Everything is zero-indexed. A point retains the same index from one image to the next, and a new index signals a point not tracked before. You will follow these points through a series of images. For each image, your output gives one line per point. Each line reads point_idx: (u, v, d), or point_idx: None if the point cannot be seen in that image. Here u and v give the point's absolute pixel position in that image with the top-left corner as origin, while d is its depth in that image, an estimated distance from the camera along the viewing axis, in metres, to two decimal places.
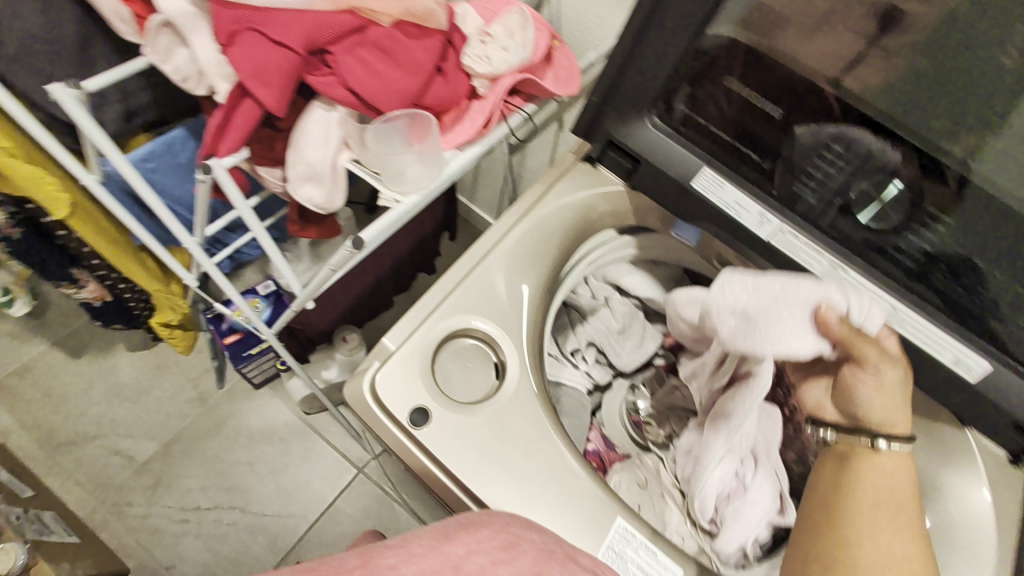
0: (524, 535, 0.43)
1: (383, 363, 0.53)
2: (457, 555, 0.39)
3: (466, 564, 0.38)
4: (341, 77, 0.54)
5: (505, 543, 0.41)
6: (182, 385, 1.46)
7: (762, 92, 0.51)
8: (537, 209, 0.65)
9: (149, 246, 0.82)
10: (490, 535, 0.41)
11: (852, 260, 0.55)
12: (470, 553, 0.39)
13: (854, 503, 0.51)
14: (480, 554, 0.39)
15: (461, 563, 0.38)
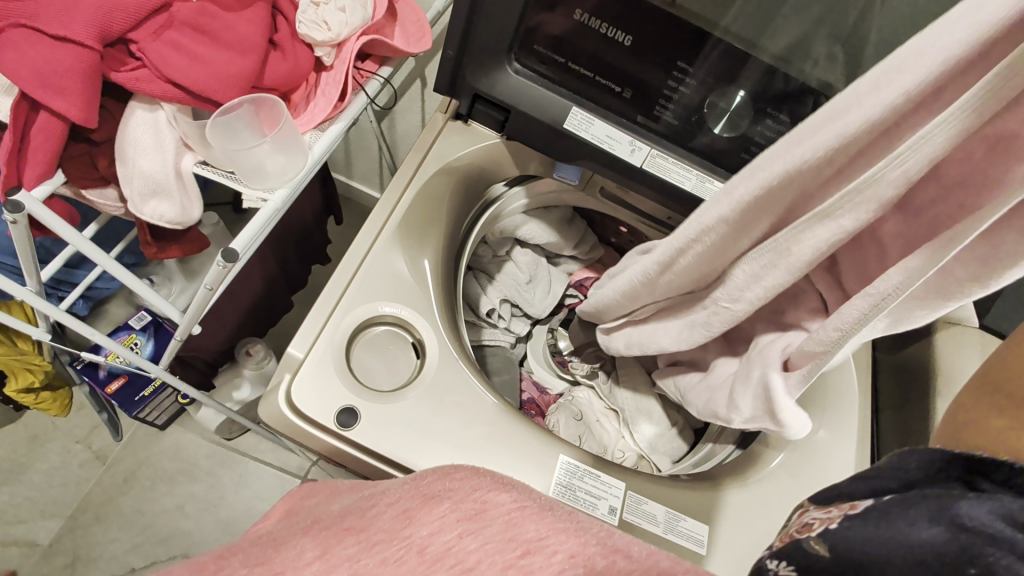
0: (493, 497, 0.35)
1: (294, 375, 0.50)
2: (421, 536, 0.32)
3: (432, 546, 0.32)
4: (156, 69, 0.46)
5: (472, 508, 0.34)
6: (71, 449, 1.29)
7: (610, 21, 0.51)
8: (418, 179, 0.62)
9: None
10: (454, 505, 0.34)
11: (716, 170, 0.60)
12: (431, 531, 0.32)
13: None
14: (445, 531, 0.32)
15: (425, 542, 0.32)
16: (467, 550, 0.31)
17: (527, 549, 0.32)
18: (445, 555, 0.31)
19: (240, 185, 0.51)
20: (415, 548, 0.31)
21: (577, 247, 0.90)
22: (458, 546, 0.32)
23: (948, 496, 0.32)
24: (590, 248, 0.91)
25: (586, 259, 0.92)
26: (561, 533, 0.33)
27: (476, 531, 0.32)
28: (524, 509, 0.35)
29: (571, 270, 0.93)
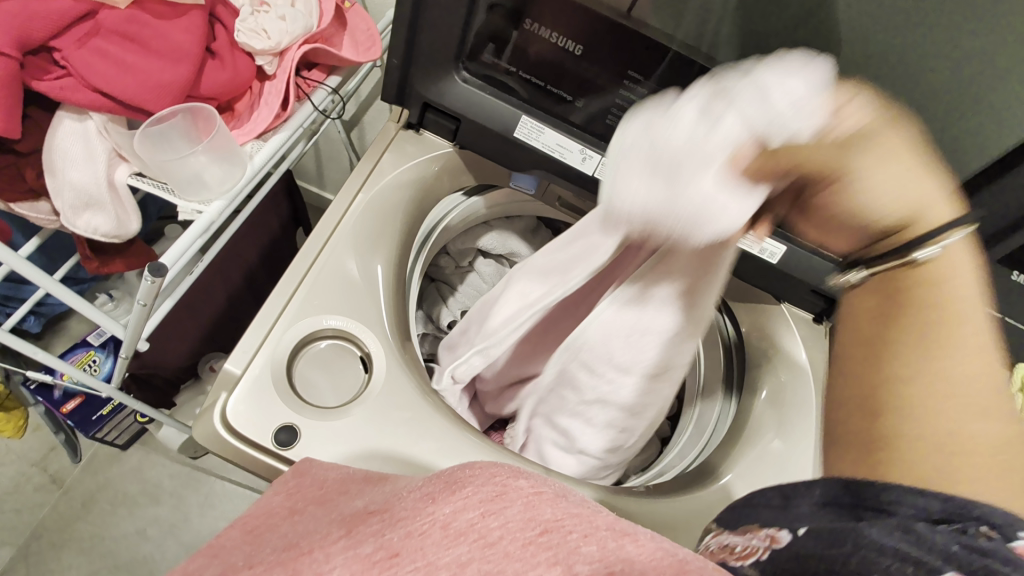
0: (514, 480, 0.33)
1: (231, 393, 0.48)
2: (444, 513, 0.31)
3: (455, 523, 0.30)
4: (82, 78, 0.45)
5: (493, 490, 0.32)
6: (26, 472, 1.24)
7: (558, 28, 0.50)
8: (367, 190, 0.61)
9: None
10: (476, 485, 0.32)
11: None
12: (454, 509, 0.31)
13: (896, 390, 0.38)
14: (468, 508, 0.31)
15: (448, 520, 0.30)
16: (489, 528, 0.30)
17: (546, 527, 0.30)
18: (468, 530, 0.30)
19: (171, 197, 0.50)
20: (437, 523, 0.30)
21: None
22: (481, 524, 0.30)
23: (849, 526, 0.31)
24: None
25: None
26: (575, 516, 0.31)
27: (498, 511, 0.30)
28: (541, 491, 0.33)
29: None
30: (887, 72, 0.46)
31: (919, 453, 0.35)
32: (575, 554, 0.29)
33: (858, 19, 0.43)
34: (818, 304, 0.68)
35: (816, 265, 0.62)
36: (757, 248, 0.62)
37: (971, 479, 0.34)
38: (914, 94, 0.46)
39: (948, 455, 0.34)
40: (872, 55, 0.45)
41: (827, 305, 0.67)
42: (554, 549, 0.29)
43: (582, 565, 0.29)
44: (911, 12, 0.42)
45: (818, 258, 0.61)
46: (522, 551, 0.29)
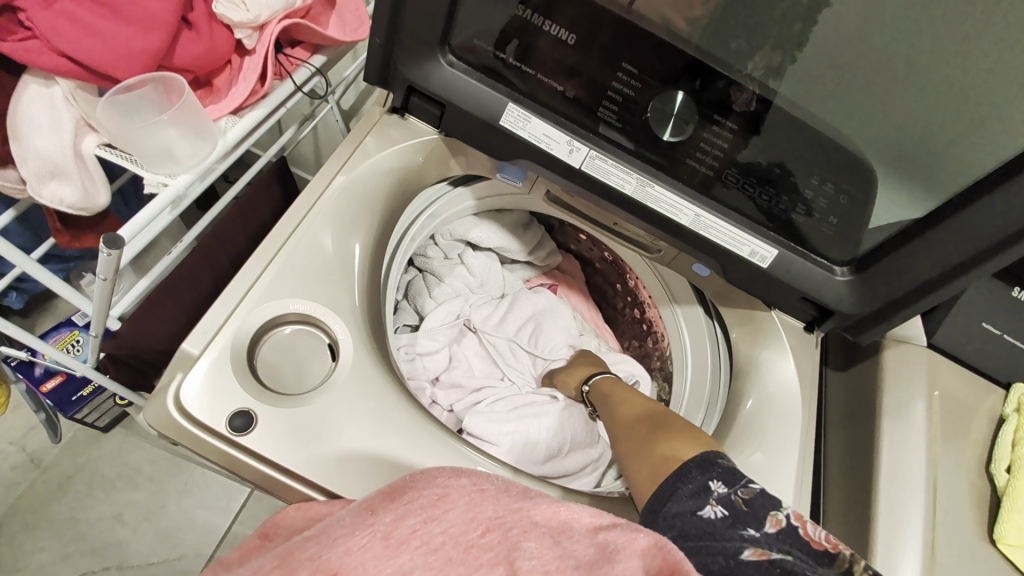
0: (454, 483, 0.36)
1: (186, 374, 0.47)
2: (385, 523, 0.33)
3: (397, 531, 0.33)
4: (47, 41, 0.43)
5: (435, 495, 0.35)
6: (4, 450, 1.23)
7: (550, 16, 0.49)
8: (346, 172, 0.59)
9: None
10: (419, 493, 0.35)
11: (656, 174, 0.58)
12: (396, 518, 0.33)
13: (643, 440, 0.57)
14: (410, 516, 0.33)
15: (390, 529, 0.33)
16: (431, 533, 0.33)
17: (487, 527, 0.33)
18: (410, 537, 0.32)
19: (138, 170, 0.48)
20: (379, 534, 0.32)
21: (532, 254, 0.90)
22: (423, 529, 0.33)
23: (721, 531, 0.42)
24: (546, 255, 0.92)
25: (542, 266, 0.93)
26: (515, 512, 0.35)
27: (439, 516, 0.33)
28: (485, 490, 0.36)
29: (527, 276, 0.94)
30: (889, 73, 0.44)
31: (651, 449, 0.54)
32: (516, 551, 0.32)
33: (860, 15, 0.42)
34: (808, 313, 0.66)
35: (808, 272, 0.60)
36: (747, 250, 0.60)
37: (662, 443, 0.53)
38: (913, 94, 0.44)
39: (653, 449, 0.54)
40: (875, 54, 0.43)
41: (817, 315, 0.65)
42: (496, 549, 0.32)
43: (523, 561, 0.32)
44: (913, 5, 0.40)
45: (810, 264, 0.59)
46: (464, 555, 0.32)
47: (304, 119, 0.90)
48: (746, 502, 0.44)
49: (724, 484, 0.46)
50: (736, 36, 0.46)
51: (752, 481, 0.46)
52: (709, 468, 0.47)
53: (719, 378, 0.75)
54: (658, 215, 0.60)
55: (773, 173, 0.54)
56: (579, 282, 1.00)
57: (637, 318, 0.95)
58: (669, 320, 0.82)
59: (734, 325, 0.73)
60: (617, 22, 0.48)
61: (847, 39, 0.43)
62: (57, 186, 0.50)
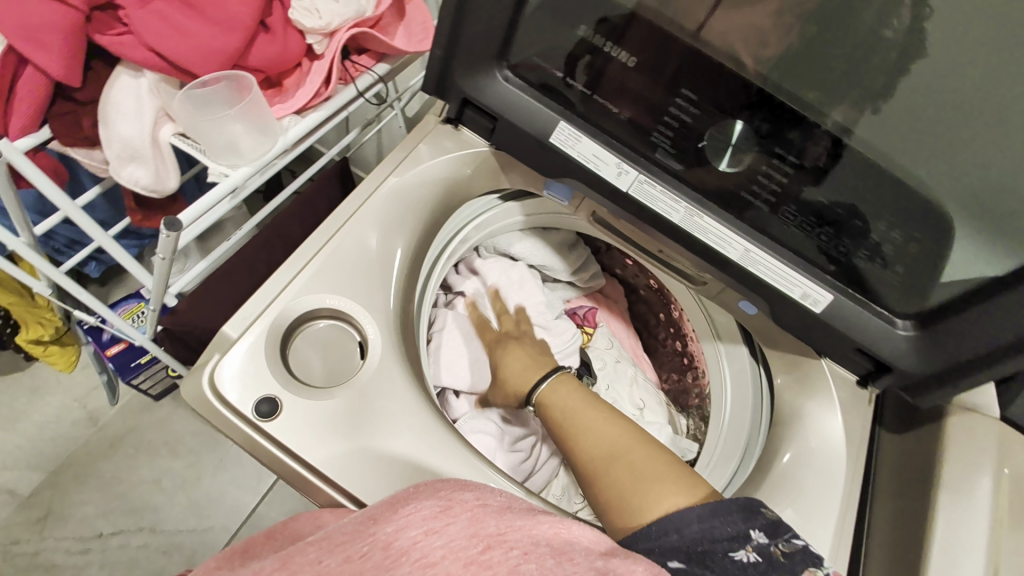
0: (457, 497, 0.40)
1: (223, 355, 0.49)
2: (387, 532, 0.36)
3: (398, 540, 0.35)
4: (137, 37, 0.47)
5: (437, 509, 0.38)
6: (67, 405, 1.33)
7: (614, 40, 0.48)
8: (396, 175, 0.61)
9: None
10: (420, 506, 0.38)
11: (706, 204, 0.56)
12: (397, 529, 0.36)
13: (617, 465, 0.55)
14: (412, 527, 0.36)
15: (392, 539, 0.35)
16: (431, 547, 0.35)
17: (487, 546, 0.35)
18: (410, 548, 0.35)
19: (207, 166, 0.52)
20: (380, 543, 0.35)
21: (575, 274, 0.90)
22: (423, 541, 0.35)
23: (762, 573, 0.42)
24: (590, 277, 0.92)
25: (585, 287, 0.93)
26: (517, 532, 0.37)
27: (440, 529, 0.36)
28: (486, 507, 0.39)
29: (568, 297, 0.94)
30: (980, 119, 0.39)
31: (625, 491, 0.52)
32: (514, 571, 0.34)
33: (951, 58, 0.38)
34: (863, 366, 0.61)
35: (866, 322, 0.56)
36: (798, 292, 0.57)
37: (653, 493, 0.50)
38: (1007, 144, 0.40)
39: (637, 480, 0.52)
40: (971, 100, 0.39)
41: (873, 369, 0.60)
42: (496, 566, 0.34)
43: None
44: (1007, 47, 0.36)
45: (868, 314, 0.55)
46: (463, 570, 0.33)
47: (368, 123, 0.94)
48: (784, 554, 0.44)
49: (765, 534, 0.45)
50: (799, 79, 0.44)
51: (796, 538, 0.45)
52: (752, 516, 0.46)
53: (757, 429, 0.71)
54: (705, 246, 0.58)
55: (839, 211, 0.50)
56: (621, 306, 0.98)
57: (679, 351, 0.91)
58: (710, 357, 0.79)
59: (778, 369, 0.69)
60: (683, 51, 0.46)
61: (936, 84, 0.39)
62: (133, 168, 0.54)
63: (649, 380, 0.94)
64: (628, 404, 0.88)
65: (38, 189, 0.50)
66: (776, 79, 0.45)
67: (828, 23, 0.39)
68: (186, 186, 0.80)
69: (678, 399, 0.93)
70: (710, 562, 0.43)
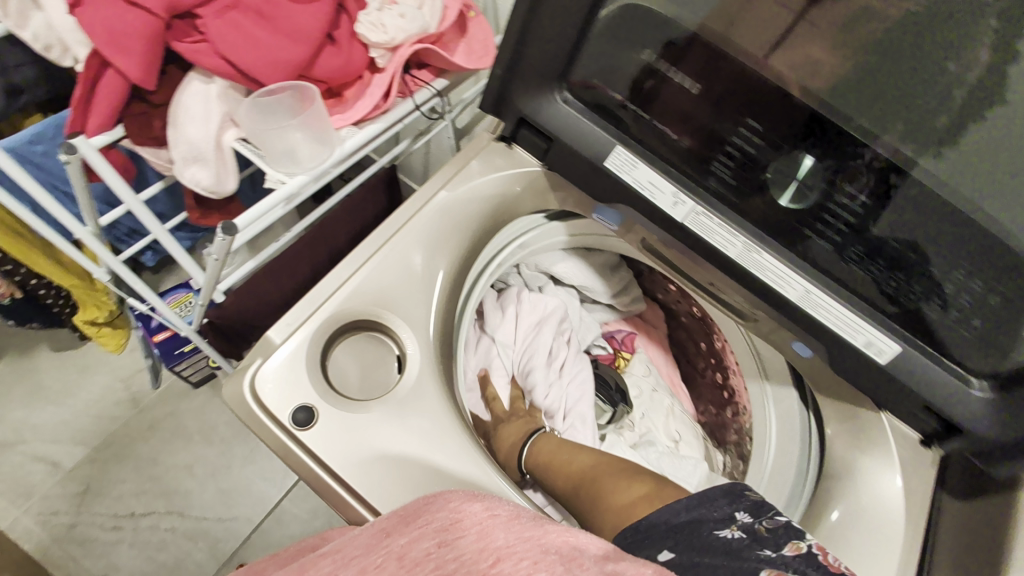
0: (467, 508, 0.37)
1: (265, 360, 0.49)
2: (401, 544, 0.35)
3: (410, 553, 0.34)
4: (211, 45, 0.49)
5: (448, 519, 0.36)
6: (113, 386, 1.39)
7: (679, 65, 0.47)
8: (445, 190, 0.60)
9: (32, 225, 0.76)
10: (434, 515, 0.37)
11: (766, 241, 0.53)
12: (410, 541, 0.35)
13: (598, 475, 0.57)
14: (424, 539, 0.35)
15: (405, 552, 0.35)
16: (442, 558, 0.33)
17: (496, 558, 0.32)
18: (423, 559, 0.33)
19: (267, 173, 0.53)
20: (394, 555, 0.35)
21: (615, 297, 0.88)
22: (436, 554, 0.34)
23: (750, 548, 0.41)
24: (630, 301, 0.90)
25: (624, 311, 0.91)
26: (527, 542, 0.34)
27: (452, 541, 0.34)
28: (496, 517, 0.37)
29: (606, 319, 0.92)
30: None
31: (604, 487, 0.55)
32: None
33: None
34: (931, 423, 0.57)
35: (936, 378, 0.51)
36: (861, 340, 0.53)
37: (628, 482, 0.53)
38: None
39: (615, 480, 0.55)
40: None
41: (944, 427, 0.56)
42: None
43: None
44: None
45: (939, 369, 0.51)
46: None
47: (419, 134, 0.95)
48: (769, 530, 0.43)
49: (750, 514, 0.44)
50: (875, 115, 0.41)
51: (780, 514, 0.45)
52: (737, 500, 0.46)
53: (805, 480, 0.67)
54: (763, 284, 0.55)
55: (913, 256, 0.47)
56: (661, 332, 0.95)
57: (719, 383, 0.87)
58: (755, 397, 0.75)
59: (831, 418, 0.65)
60: (752, 78, 0.45)
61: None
62: (195, 169, 0.55)
63: (686, 412, 0.90)
64: (663, 435, 0.85)
65: (107, 185, 0.53)
66: (853, 113, 0.42)
67: (907, 56, 0.37)
68: (242, 186, 0.82)
69: (714, 433, 0.89)
70: (696, 542, 0.42)
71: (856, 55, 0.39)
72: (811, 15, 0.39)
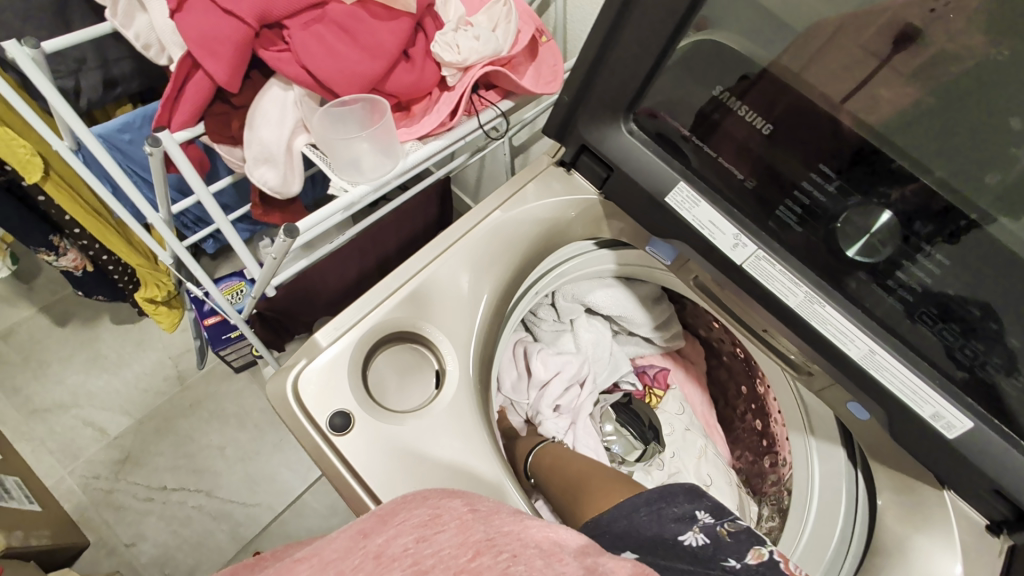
0: (446, 504, 0.36)
1: (309, 361, 0.50)
2: (376, 544, 0.32)
3: (387, 551, 0.32)
4: (294, 56, 0.51)
5: (426, 516, 0.35)
6: (163, 361, 1.46)
7: (752, 105, 0.45)
8: (499, 210, 0.60)
9: (111, 207, 0.81)
10: (412, 512, 0.35)
11: (830, 293, 0.50)
12: (387, 539, 0.33)
13: (590, 477, 0.58)
14: (403, 536, 0.32)
15: (382, 551, 0.32)
16: (421, 554, 0.31)
17: (475, 552, 0.30)
18: (401, 555, 0.30)
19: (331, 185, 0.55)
20: (370, 555, 0.31)
21: (655, 330, 0.85)
22: (414, 549, 0.31)
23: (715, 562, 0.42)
24: (670, 336, 0.87)
25: (663, 346, 0.88)
26: (506, 535, 0.32)
27: (431, 537, 0.32)
28: (476, 511, 0.35)
29: (641, 353, 0.89)
30: None
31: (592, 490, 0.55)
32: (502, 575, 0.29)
33: None
34: (1003, 511, 0.51)
35: (1013, 466, 0.46)
36: (928, 411, 0.49)
37: (613, 491, 0.53)
38: None
39: (601, 487, 0.55)
40: None
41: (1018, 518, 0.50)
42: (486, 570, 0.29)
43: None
44: None
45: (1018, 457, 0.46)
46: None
47: (477, 148, 0.95)
48: (729, 535, 0.45)
49: (712, 516, 0.46)
50: (958, 172, 0.38)
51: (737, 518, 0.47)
52: (696, 499, 0.47)
53: (848, 549, 0.62)
54: (822, 336, 0.52)
55: (994, 326, 0.42)
56: (700, 370, 0.92)
57: (758, 431, 0.83)
58: (798, 449, 0.71)
59: (885, 488, 0.61)
60: (828, 125, 0.42)
61: None
62: (265, 170, 0.58)
63: (720, 455, 0.86)
64: (694, 478, 0.82)
65: (183, 177, 0.56)
66: (928, 161, 0.39)
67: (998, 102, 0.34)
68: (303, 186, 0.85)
69: (750, 482, 0.85)
70: (663, 550, 0.43)
71: (948, 111, 0.36)
72: (895, 62, 0.37)
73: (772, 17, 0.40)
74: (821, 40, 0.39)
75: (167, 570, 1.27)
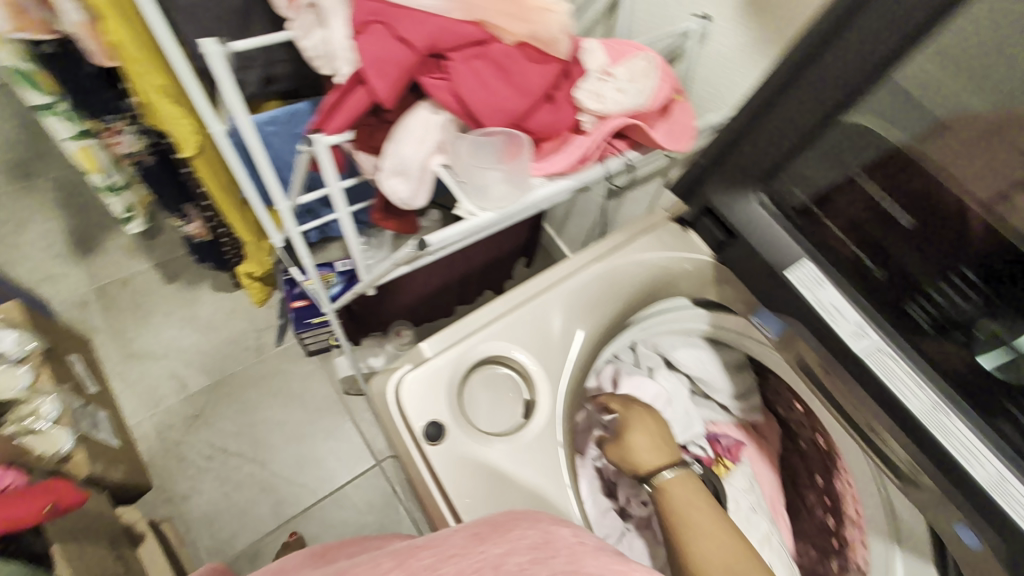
0: (556, 533, 0.37)
1: (413, 366, 0.53)
2: (493, 553, 0.34)
3: (504, 562, 0.33)
4: (450, 86, 0.54)
5: (538, 539, 0.36)
6: (247, 332, 1.58)
7: (895, 198, 0.48)
8: (610, 254, 0.62)
9: (245, 189, 0.90)
10: (525, 534, 0.36)
11: (960, 407, 0.47)
12: (503, 552, 0.34)
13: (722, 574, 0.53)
14: (518, 554, 0.33)
15: (500, 562, 0.33)
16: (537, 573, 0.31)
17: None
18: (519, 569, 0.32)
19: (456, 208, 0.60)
20: (489, 562, 0.33)
21: (736, 398, 0.82)
22: (530, 569, 0.32)
23: None
24: (749, 408, 0.83)
25: (739, 417, 0.84)
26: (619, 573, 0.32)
27: (545, 561, 0.33)
28: (586, 545, 0.36)
29: (714, 419, 0.83)
30: None
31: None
32: None
33: None
34: None
35: None
36: None
37: None
38: None
39: None
40: None
41: None
42: None
43: None
44: None
45: None
46: None
47: None
48: None
49: None
50: None
51: None
52: None
53: None
54: (944, 452, 0.48)
55: None
56: (773, 449, 0.86)
57: (829, 529, 0.77)
58: (878, 555, 0.69)
59: None
60: (976, 226, 0.44)
61: None
62: (399, 183, 0.60)
63: (784, 546, 0.80)
64: None
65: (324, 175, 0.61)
66: None
67: None
68: None
69: None
70: None
71: None
72: None
73: (931, 118, 0.44)
74: (978, 147, 0.42)
75: (213, 527, 1.35)
